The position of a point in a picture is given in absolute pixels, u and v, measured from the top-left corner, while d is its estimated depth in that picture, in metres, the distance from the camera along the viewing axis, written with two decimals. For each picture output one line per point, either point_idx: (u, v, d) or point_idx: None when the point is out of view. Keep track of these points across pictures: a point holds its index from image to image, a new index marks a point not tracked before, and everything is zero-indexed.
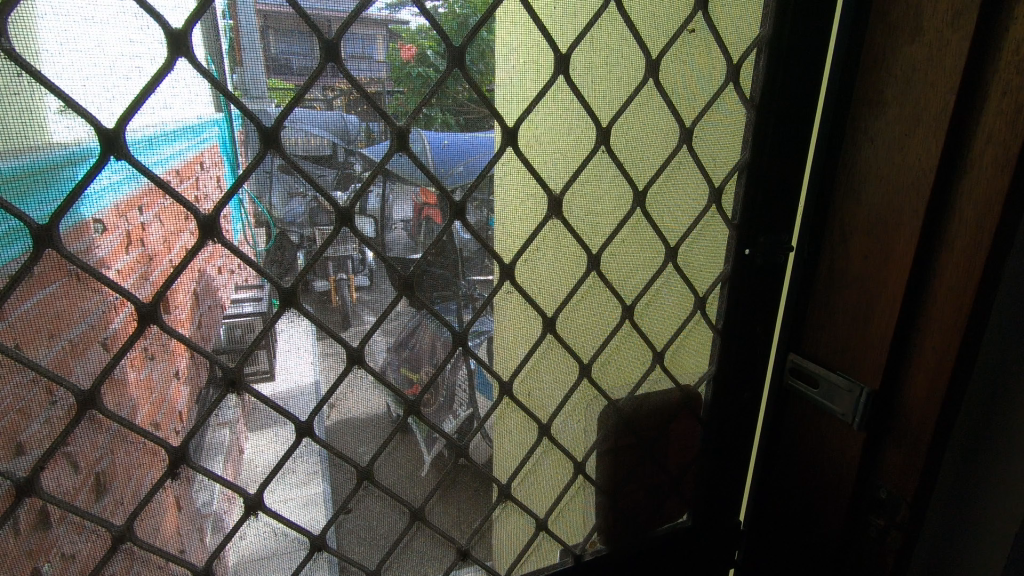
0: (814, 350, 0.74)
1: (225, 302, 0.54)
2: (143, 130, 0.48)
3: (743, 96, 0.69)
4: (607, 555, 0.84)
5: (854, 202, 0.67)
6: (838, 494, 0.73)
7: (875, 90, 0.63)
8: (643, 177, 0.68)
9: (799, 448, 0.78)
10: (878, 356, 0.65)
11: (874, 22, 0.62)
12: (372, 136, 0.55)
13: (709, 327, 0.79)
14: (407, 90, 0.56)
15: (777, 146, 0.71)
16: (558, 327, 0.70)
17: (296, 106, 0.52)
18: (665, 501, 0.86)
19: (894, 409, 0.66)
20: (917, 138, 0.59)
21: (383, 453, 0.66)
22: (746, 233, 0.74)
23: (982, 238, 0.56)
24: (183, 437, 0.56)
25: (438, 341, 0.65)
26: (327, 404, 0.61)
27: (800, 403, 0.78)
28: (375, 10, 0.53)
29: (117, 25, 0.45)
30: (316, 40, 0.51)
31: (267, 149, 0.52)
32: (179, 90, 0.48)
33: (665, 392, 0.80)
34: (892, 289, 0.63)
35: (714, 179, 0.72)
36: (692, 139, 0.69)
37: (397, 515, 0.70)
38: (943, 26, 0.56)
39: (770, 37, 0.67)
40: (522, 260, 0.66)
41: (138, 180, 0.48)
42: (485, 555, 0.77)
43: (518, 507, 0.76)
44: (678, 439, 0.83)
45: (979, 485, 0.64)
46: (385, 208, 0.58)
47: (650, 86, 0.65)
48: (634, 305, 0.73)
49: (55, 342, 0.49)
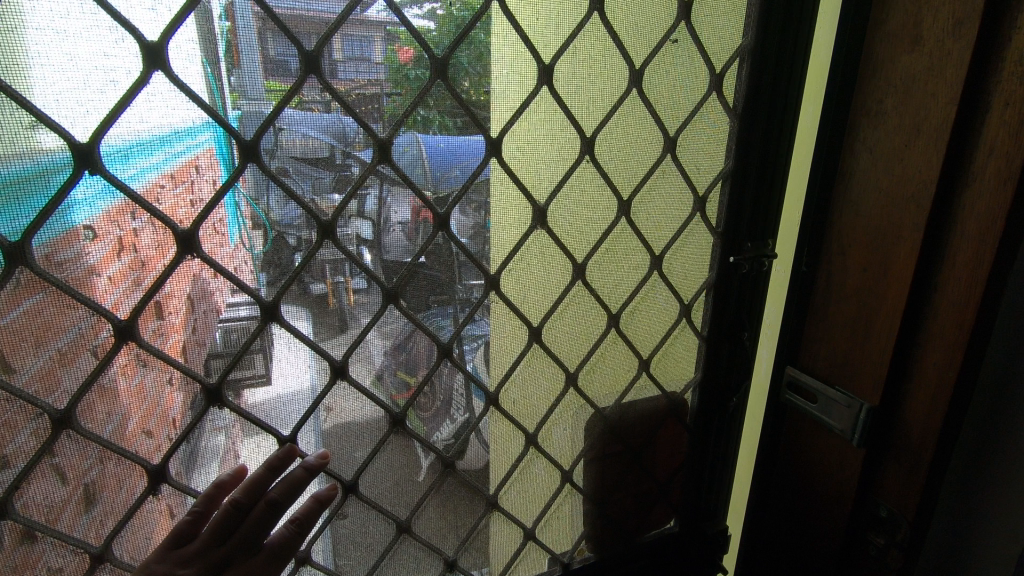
0: (811, 363, 0.73)
1: (219, 307, 0.52)
2: (122, 140, 0.46)
3: (727, 105, 0.68)
4: (595, 563, 0.83)
5: (852, 213, 0.65)
6: (836, 511, 0.71)
7: (873, 99, 0.62)
8: (628, 187, 0.67)
9: (795, 463, 0.77)
10: (877, 371, 0.64)
11: (871, 31, 0.61)
12: (371, 137, 0.54)
13: (695, 334, 0.78)
14: (404, 91, 0.54)
15: (761, 154, 0.70)
16: (544, 336, 0.69)
17: (286, 106, 0.51)
18: (653, 508, 0.85)
19: (894, 424, 0.65)
20: (917, 150, 0.57)
21: (374, 458, 0.65)
22: (733, 240, 0.73)
23: (985, 252, 0.54)
24: (164, 456, 0.54)
25: (433, 347, 0.63)
26: (321, 408, 0.60)
27: (795, 416, 0.76)
28: (374, 11, 0.51)
29: (92, 39, 0.43)
30: (296, 52, 0.49)
31: (248, 160, 0.50)
32: (158, 103, 0.47)
33: (652, 399, 0.79)
34: (890, 302, 0.62)
35: (698, 188, 0.70)
36: (677, 149, 0.68)
37: (382, 526, 0.68)
38: (943, 36, 0.54)
39: (753, 48, 0.66)
40: (507, 271, 0.64)
41: (115, 194, 0.47)
42: (471, 564, 0.76)
43: (506, 517, 0.74)
44: (666, 445, 0.82)
45: (982, 506, 0.63)
46: (383, 210, 0.56)
47: (633, 96, 0.63)
48: (620, 313, 0.72)
49: (42, 351, 0.47)
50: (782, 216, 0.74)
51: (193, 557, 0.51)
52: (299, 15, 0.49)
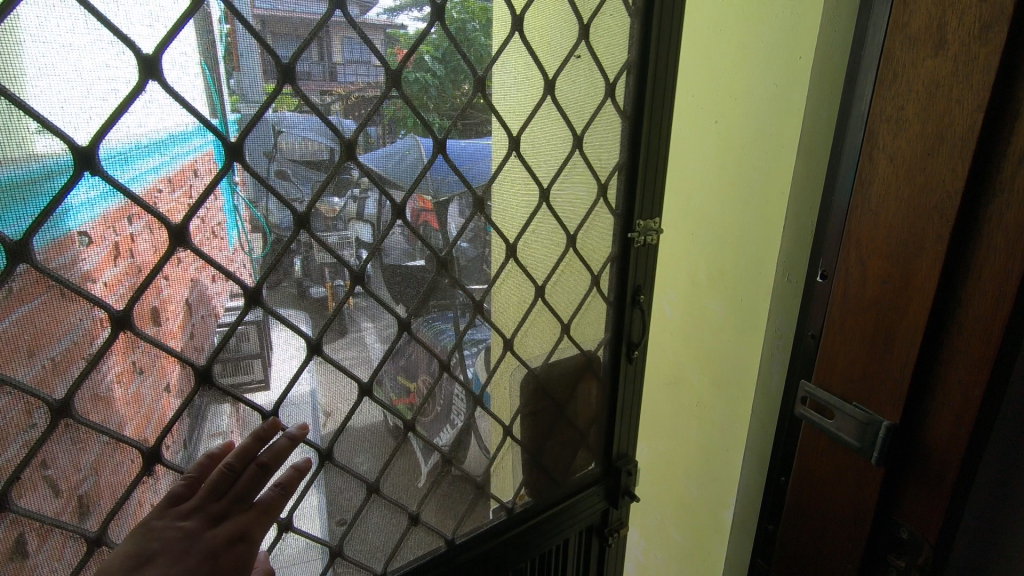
0: (828, 377, 0.70)
1: (218, 311, 0.51)
2: (119, 143, 0.43)
3: (619, 107, 0.72)
4: (534, 505, 0.84)
5: (871, 222, 0.63)
6: (854, 531, 0.69)
7: (893, 105, 0.59)
8: (548, 175, 0.69)
9: (808, 478, 0.75)
10: (897, 387, 0.61)
11: (893, 35, 0.59)
12: (370, 141, 0.54)
13: (603, 300, 0.82)
14: (404, 93, 0.55)
15: (649, 140, 0.75)
16: (485, 308, 0.69)
17: (287, 109, 0.49)
18: (577, 452, 0.88)
19: (915, 443, 0.62)
20: (941, 158, 0.55)
21: (343, 432, 0.62)
22: (628, 219, 0.78)
23: (1014, 265, 0.52)
24: (156, 436, 0.51)
25: (438, 348, 0.66)
26: (322, 413, 0.59)
27: (808, 431, 0.74)
28: (374, 14, 0.51)
29: (95, 50, 0.41)
30: (271, 61, 0.47)
31: (231, 160, 0.48)
32: (155, 110, 0.44)
33: (571, 358, 0.81)
34: (912, 315, 0.59)
35: (601, 174, 0.74)
36: (584, 144, 0.70)
37: (352, 488, 0.64)
38: (970, 39, 0.52)
39: (637, 59, 0.71)
40: (454, 249, 0.64)
41: (115, 197, 0.44)
42: (433, 518, 0.73)
43: (459, 476, 0.74)
44: (585, 398, 0.85)
45: (1007, 526, 0.60)
46: (383, 213, 0.57)
47: (549, 103, 0.65)
48: (545, 285, 0.73)
49: (35, 360, 0.43)
50: (658, 193, 0.80)
51: (190, 513, 0.47)
52: (278, 17, 0.47)
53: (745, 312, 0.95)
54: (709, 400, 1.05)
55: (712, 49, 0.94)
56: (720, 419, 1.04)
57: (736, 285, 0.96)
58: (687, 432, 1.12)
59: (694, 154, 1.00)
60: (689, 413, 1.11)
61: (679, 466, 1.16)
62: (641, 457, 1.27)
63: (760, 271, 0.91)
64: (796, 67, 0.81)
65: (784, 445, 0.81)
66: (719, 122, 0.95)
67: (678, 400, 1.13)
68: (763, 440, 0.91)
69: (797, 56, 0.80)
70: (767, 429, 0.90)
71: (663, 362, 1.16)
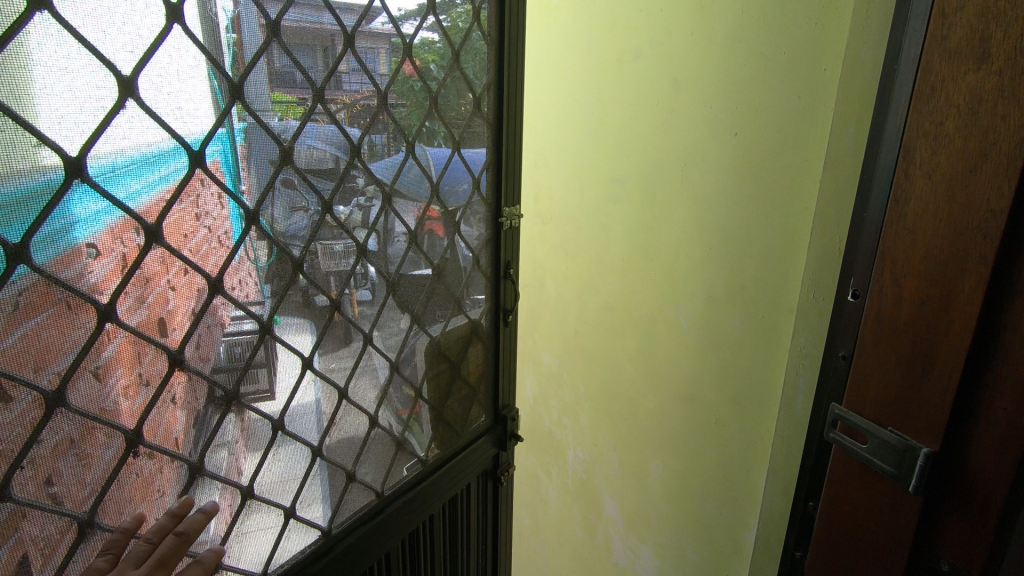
0: (861, 399, 0.68)
1: (224, 320, 0.58)
2: (108, 155, 0.47)
3: (483, 110, 0.83)
4: (441, 456, 0.91)
5: (908, 240, 0.61)
6: (889, 560, 0.66)
7: (933, 119, 0.57)
8: (437, 168, 0.77)
9: (839, 503, 0.72)
10: (938, 413, 0.59)
11: (932, 49, 0.57)
12: (374, 150, 0.68)
13: (482, 272, 0.92)
14: (409, 102, 0.71)
15: (500, 135, 0.87)
16: (392, 282, 0.75)
17: (298, 119, 0.59)
18: (472, 403, 0.97)
19: (955, 472, 0.59)
20: (983, 176, 0.53)
21: (294, 401, 0.67)
22: (497, 204, 0.90)
23: None
24: (139, 419, 0.54)
25: (423, 349, 0.84)
26: (327, 422, 0.72)
27: (838, 455, 0.72)
28: (378, 25, 0.65)
29: (85, 71, 0.45)
30: (223, 78, 0.53)
31: (194, 167, 0.52)
32: (135, 124, 0.49)
33: (460, 325, 0.90)
34: (953, 338, 0.57)
35: (475, 168, 0.84)
36: (460, 144, 0.80)
37: (296, 454, 0.69)
38: (1014, 54, 0.50)
39: (494, 76, 0.83)
40: (372, 237, 0.70)
41: (114, 213, 0.49)
42: (369, 476, 0.79)
43: (382, 433, 0.80)
44: (474, 357, 0.95)
45: None
46: (388, 226, 0.72)
47: (430, 118, 0.74)
48: (436, 260, 0.81)
49: (41, 373, 0.47)
50: (512, 176, 0.91)
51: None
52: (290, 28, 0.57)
53: (768, 329, 0.92)
54: (727, 418, 1.03)
55: (731, 60, 0.92)
56: (738, 437, 1.01)
57: (756, 300, 0.94)
58: (704, 449, 1.09)
59: (713, 167, 0.98)
60: (706, 431, 1.08)
61: (696, 484, 1.13)
62: (656, 473, 1.24)
63: (784, 287, 0.88)
64: (819, 79, 0.79)
65: (813, 468, 0.78)
66: (739, 134, 0.93)
67: (694, 418, 1.10)
68: (786, 463, 0.88)
69: (822, 68, 0.78)
70: (791, 451, 0.87)
71: (679, 377, 1.13)
